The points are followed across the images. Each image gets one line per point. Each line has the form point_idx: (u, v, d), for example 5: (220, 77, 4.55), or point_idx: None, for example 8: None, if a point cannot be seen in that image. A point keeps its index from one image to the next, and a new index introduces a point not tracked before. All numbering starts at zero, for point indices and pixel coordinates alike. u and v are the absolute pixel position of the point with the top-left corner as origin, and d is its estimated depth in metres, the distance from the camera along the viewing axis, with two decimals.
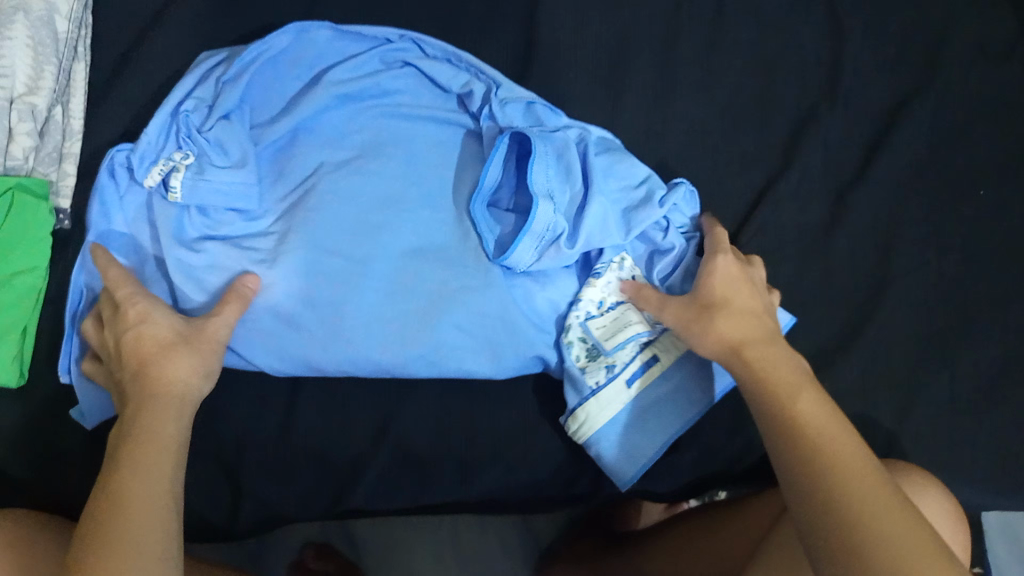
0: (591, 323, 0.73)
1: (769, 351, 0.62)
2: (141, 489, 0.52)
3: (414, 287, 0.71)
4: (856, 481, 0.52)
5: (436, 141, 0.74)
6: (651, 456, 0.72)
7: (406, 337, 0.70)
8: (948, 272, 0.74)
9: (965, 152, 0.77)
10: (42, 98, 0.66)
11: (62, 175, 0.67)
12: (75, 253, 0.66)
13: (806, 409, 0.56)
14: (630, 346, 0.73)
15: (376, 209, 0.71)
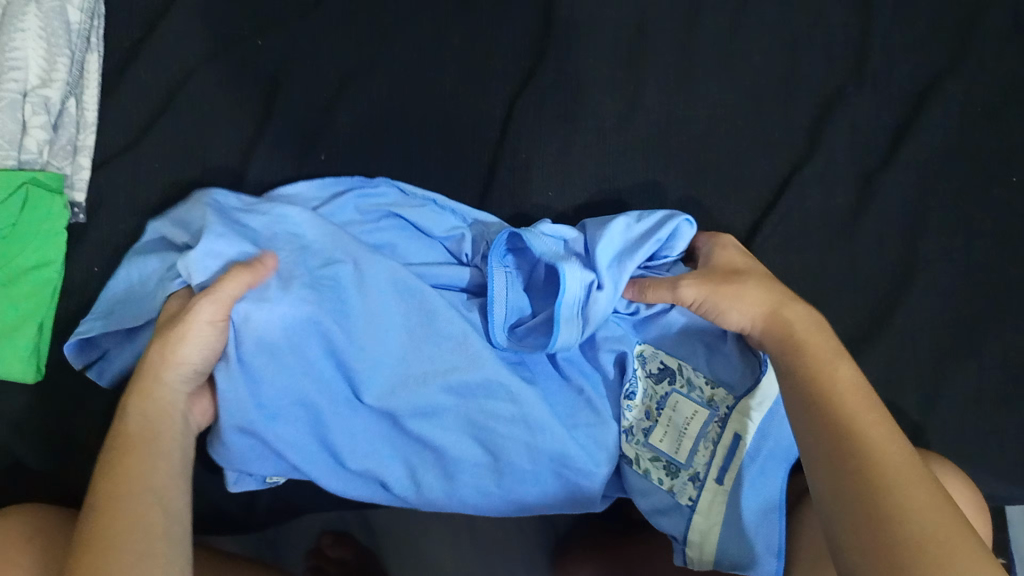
0: (654, 439, 0.64)
1: (814, 333, 0.57)
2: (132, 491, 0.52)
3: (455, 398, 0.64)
4: (882, 451, 0.49)
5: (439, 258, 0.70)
6: (779, 530, 0.61)
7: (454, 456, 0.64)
8: (969, 261, 0.76)
9: (996, 134, 0.78)
10: (55, 90, 0.67)
11: (77, 169, 0.69)
12: (91, 244, 0.68)
13: (841, 378, 0.53)
14: (703, 445, 0.63)
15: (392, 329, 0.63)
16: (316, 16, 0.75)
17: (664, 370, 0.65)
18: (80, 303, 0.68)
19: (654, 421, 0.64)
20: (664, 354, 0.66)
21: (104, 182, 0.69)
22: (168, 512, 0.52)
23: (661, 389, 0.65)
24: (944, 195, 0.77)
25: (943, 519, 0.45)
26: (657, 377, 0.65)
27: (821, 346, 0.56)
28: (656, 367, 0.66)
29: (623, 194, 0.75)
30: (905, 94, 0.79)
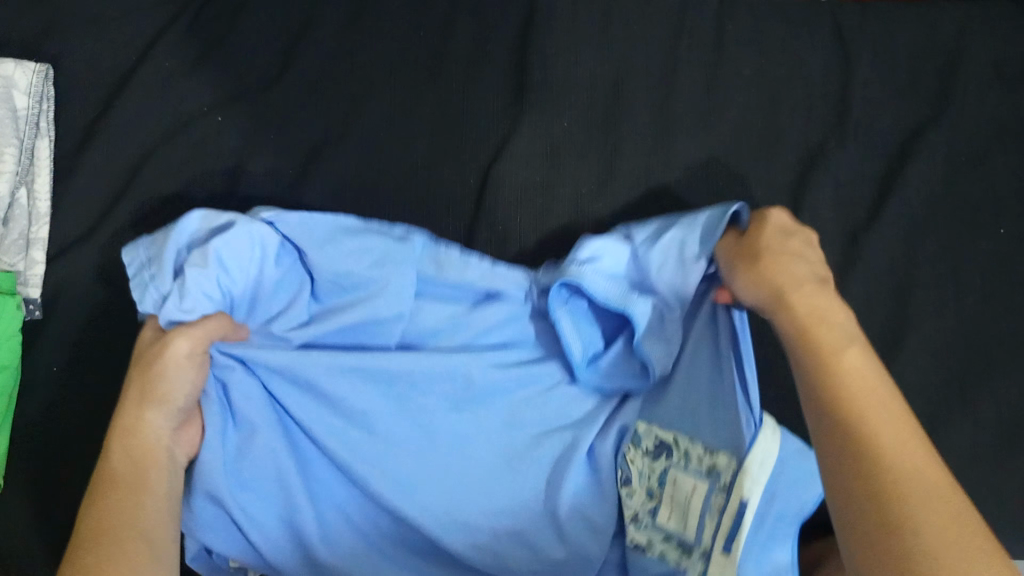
0: (660, 519, 0.60)
1: (835, 311, 0.53)
2: (120, 520, 0.51)
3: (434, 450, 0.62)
4: (900, 450, 0.43)
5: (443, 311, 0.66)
6: None
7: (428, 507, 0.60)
8: (961, 316, 0.74)
9: (981, 183, 0.77)
10: (4, 183, 0.63)
11: (30, 264, 0.64)
12: (50, 341, 0.65)
13: (850, 367, 0.48)
14: (708, 519, 0.57)
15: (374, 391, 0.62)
16: (281, 87, 0.71)
17: (660, 447, 0.61)
18: (37, 407, 0.63)
19: (657, 500, 0.60)
20: (656, 431, 0.62)
21: (61, 273, 0.65)
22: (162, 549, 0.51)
23: (657, 465, 0.61)
24: (933, 249, 0.75)
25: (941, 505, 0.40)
26: (651, 452, 0.61)
27: (831, 332, 0.51)
28: (650, 442, 0.61)
29: None
30: (888, 146, 0.77)
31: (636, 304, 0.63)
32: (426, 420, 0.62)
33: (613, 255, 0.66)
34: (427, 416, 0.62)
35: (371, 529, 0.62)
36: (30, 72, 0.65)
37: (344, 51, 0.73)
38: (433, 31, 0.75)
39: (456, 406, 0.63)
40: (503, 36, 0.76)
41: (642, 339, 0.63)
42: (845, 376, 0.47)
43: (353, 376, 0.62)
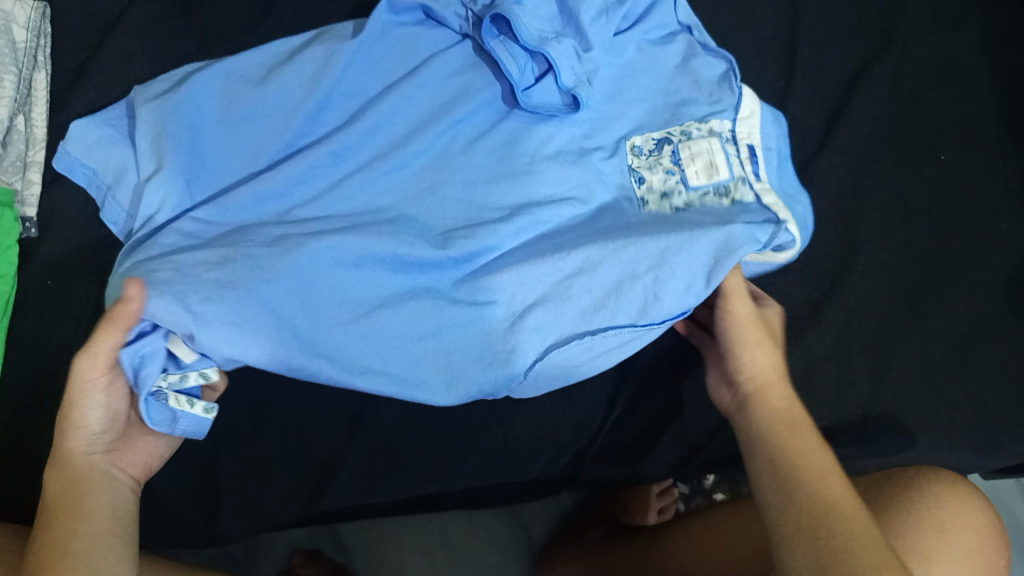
0: None
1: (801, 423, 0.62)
2: (79, 506, 0.57)
3: (396, 218, 0.71)
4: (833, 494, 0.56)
5: (402, 99, 0.74)
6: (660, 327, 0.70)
7: (390, 278, 0.68)
8: (909, 238, 0.79)
9: (923, 116, 0.82)
10: (4, 107, 0.67)
11: (27, 184, 0.69)
12: (45, 260, 0.69)
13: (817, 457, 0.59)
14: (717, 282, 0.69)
15: (341, 179, 0.71)
16: (263, 34, 0.77)
17: (661, 140, 0.76)
18: (34, 321, 0.67)
19: (665, 176, 0.75)
20: (663, 158, 0.75)
21: (57, 197, 0.70)
22: (106, 546, 0.57)
23: (670, 205, 0.74)
24: (881, 177, 0.80)
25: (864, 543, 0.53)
26: (662, 191, 0.74)
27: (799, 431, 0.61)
28: (650, 144, 0.76)
29: (573, 188, 0.74)
30: (835, 83, 0.83)
31: (553, 46, 0.73)
32: (389, 200, 0.72)
33: None
34: (395, 196, 0.72)
35: (344, 291, 0.67)
36: (29, 8, 0.71)
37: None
38: None
39: (418, 182, 0.72)
40: None
41: (564, 79, 0.73)
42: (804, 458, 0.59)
43: (332, 159, 0.71)
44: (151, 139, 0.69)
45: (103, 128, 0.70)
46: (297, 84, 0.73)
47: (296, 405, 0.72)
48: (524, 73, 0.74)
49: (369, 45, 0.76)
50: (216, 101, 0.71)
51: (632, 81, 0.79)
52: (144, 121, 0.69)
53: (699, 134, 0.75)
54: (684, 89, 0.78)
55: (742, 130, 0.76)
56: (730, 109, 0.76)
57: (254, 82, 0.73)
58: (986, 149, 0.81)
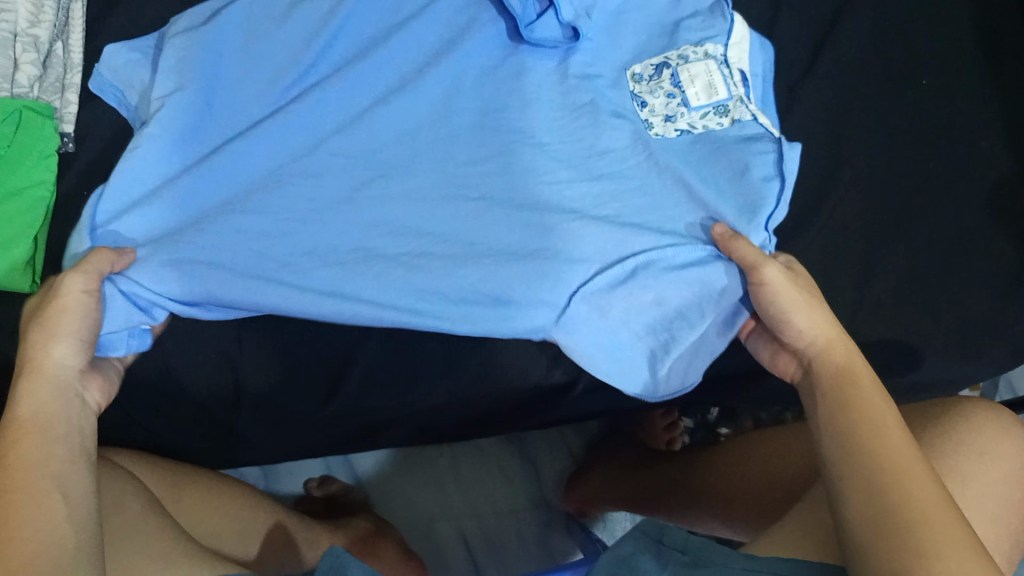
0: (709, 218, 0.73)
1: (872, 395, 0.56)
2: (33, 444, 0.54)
3: (395, 151, 0.74)
4: (914, 480, 0.50)
5: (410, 31, 0.76)
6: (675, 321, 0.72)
7: (394, 217, 0.72)
8: (890, 158, 0.83)
9: (906, 43, 0.86)
10: (43, 31, 0.73)
11: (65, 103, 0.73)
12: (80, 173, 0.74)
13: (893, 434, 0.53)
14: (753, 199, 0.72)
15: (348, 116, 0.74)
16: None
17: (658, 66, 0.78)
18: (69, 227, 0.72)
19: (667, 99, 0.77)
20: (663, 82, 0.77)
21: (91, 116, 0.75)
22: (75, 483, 0.54)
23: (675, 124, 0.76)
24: (865, 101, 0.84)
25: (939, 506, 0.49)
26: (666, 115, 0.77)
27: (870, 404, 0.55)
28: (648, 71, 0.78)
29: (576, 119, 0.76)
30: (822, 13, 0.87)
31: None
32: (395, 130, 0.74)
33: None
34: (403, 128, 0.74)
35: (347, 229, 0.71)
36: None
37: None
38: None
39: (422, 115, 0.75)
40: None
41: (565, 12, 0.75)
42: (880, 435, 0.53)
43: (337, 97, 0.74)
44: (175, 63, 0.73)
45: (132, 52, 0.75)
46: (307, 17, 0.76)
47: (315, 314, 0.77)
48: (526, 8, 0.76)
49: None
50: (231, 29, 0.75)
51: (628, 18, 0.81)
52: (172, 48, 0.74)
53: (694, 58, 0.77)
54: (678, 22, 0.80)
55: (733, 56, 0.78)
56: (721, 34, 0.78)
57: (271, 13, 0.76)
58: (965, 75, 0.85)
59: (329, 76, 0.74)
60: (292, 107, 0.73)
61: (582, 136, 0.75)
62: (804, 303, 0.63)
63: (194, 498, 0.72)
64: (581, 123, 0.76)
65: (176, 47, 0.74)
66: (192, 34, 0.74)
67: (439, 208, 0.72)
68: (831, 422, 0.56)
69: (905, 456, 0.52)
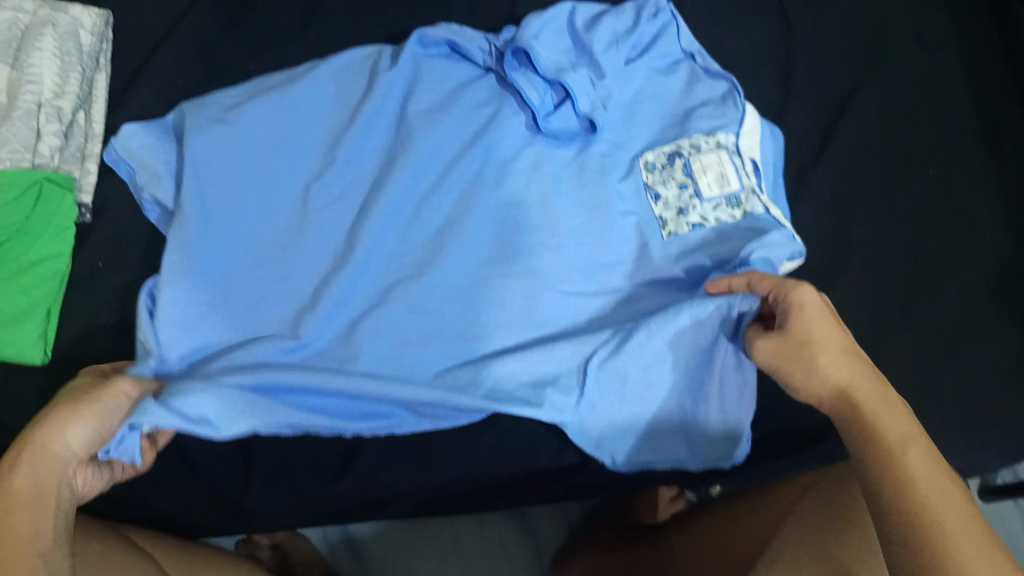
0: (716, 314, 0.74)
1: (889, 414, 0.53)
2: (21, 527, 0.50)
3: (413, 245, 0.75)
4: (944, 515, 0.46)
5: (428, 121, 0.78)
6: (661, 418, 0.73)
7: (411, 310, 0.72)
8: (897, 244, 0.84)
9: (909, 131, 0.88)
10: (68, 101, 0.73)
11: (85, 173, 0.74)
12: (96, 243, 0.73)
13: (916, 461, 0.49)
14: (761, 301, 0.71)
15: (367, 210, 0.74)
16: (301, 44, 0.83)
17: (671, 155, 0.80)
18: (81, 297, 0.72)
19: (676, 193, 0.78)
20: (675, 174, 0.79)
21: (109, 185, 0.75)
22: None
23: (687, 217, 0.77)
24: (871, 187, 0.86)
25: (968, 522, 0.46)
26: (679, 207, 0.78)
27: (889, 425, 0.52)
28: (661, 161, 0.80)
29: (588, 216, 0.78)
30: (829, 101, 0.89)
31: (570, 75, 0.78)
32: (410, 224, 0.76)
33: (555, 18, 0.83)
34: (417, 226, 0.76)
35: (363, 320, 0.71)
36: (94, 16, 0.78)
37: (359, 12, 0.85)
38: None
39: (435, 212, 0.76)
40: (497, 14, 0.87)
41: (581, 104, 0.78)
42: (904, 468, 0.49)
43: (358, 197, 0.76)
44: (197, 148, 0.74)
45: (150, 136, 0.74)
46: (327, 109, 0.78)
47: None
48: (544, 99, 0.79)
49: (403, 76, 0.80)
50: (252, 114, 0.76)
51: (641, 106, 0.83)
52: (193, 130, 0.74)
53: (707, 147, 0.79)
54: (690, 112, 0.83)
55: (745, 144, 0.79)
56: (733, 124, 0.80)
57: (293, 99, 0.77)
58: (968, 164, 0.87)
59: (357, 176, 0.77)
60: (314, 203, 0.75)
61: (597, 237, 0.77)
62: (793, 352, 0.58)
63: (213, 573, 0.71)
64: (594, 220, 0.78)
65: (194, 134, 0.74)
66: (214, 121, 0.75)
67: (452, 302, 0.73)
68: (853, 436, 0.53)
69: (932, 476, 0.48)
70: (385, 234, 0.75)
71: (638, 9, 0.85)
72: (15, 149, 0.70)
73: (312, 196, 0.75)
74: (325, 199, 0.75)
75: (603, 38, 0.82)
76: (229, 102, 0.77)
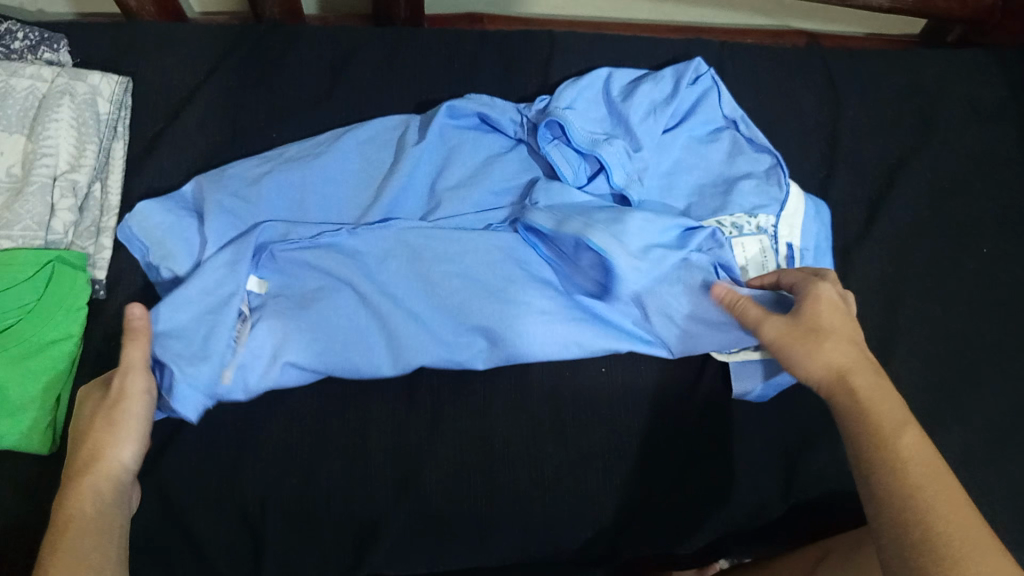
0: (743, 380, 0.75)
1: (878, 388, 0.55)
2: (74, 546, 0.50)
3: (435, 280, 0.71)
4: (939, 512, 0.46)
5: (457, 194, 0.75)
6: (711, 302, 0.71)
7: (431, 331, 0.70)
8: (953, 325, 0.79)
9: (962, 207, 0.84)
10: (83, 174, 0.72)
11: (99, 248, 0.72)
12: (110, 319, 0.71)
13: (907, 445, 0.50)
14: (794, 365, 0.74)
15: (387, 261, 0.71)
16: (327, 111, 0.80)
17: None
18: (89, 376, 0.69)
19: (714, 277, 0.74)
20: None
21: (125, 259, 0.73)
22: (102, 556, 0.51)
23: None
24: (923, 265, 0.81)
25: (966, 523, 0.46)
26: None
27: (888, 410, 0.53)
28: None
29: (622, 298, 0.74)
30: (877, 173, 0.85)
31: (605, 148, 0.74)
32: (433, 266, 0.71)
33: (590, 89, 0.81)
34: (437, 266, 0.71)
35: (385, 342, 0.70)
36: (113, 84, 0.77)
37: (389, 78, 0.83)
38: (464, 65, 0.84)
39: (455, 257, 0.71)
40: (530, 82, 0.85)
41: (615, 178, 0.74)
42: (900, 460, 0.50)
43: (381, 251, 0.72)
44: (213, 223, 0.70)
45: (165, 211, 0.71)
46: (351, 180, 0.76)
47: (344, 465, 0.72)
48: (577, 173, 0.76)
49: (432, 148, 0.77)
50: (273, 183, 0.73)
51: (680, 178, 0.79)
52: (210, 204, 0.71)
53: (748, 229, 0.75)
54: (733, 184, 0.78)
55: (785, 228, 0.76)
56: (775, 205, 0.76)
57: (320, 169, 0.75)
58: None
59: (377, 235, 0.72)
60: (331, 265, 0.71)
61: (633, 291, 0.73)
62: (801, 335, 0.59)
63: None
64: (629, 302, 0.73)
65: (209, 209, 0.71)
66: (236, 194, 0.73)
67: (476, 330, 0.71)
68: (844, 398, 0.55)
69: (921, 456, 0.50)
70: (405, 278, 0.71)
71: (678, 76, 0.82)
72: (26, 227, 0.68)
73: (328, 254, 0.71)
74: (341, 260, 0.71)
75: (641, 107, 0.79)
76: (251, 174, 0.75)
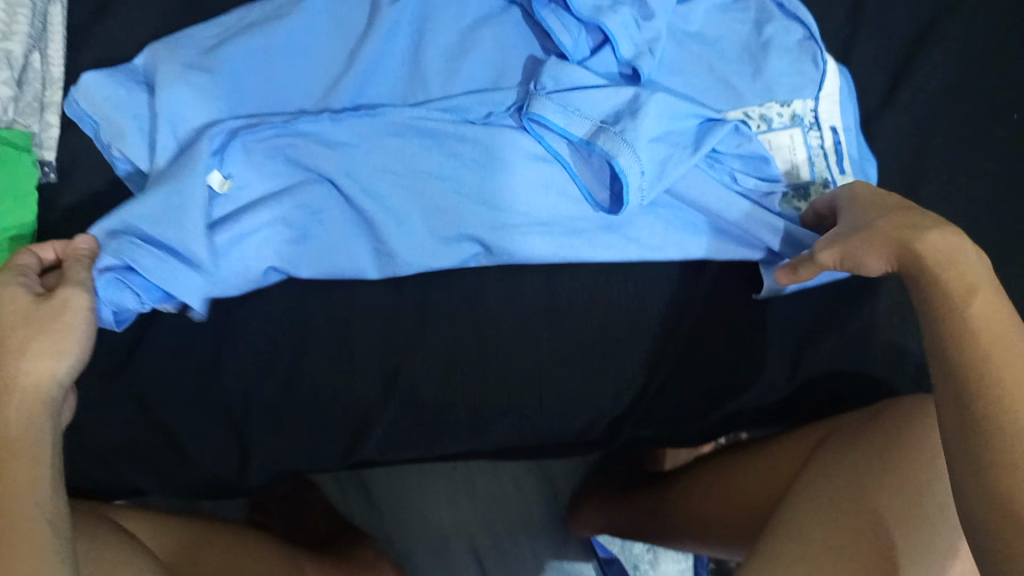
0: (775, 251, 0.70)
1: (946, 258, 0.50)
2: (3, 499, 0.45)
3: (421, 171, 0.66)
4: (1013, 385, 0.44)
5: (439, 66, 0.67)
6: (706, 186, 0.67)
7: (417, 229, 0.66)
8: (977, 203, 0.73)
9: (996, 70, 0.76)
10: (18, 43, 0.64)
11: (45, 126, 0.65)
12: (66, 204, 0.65)
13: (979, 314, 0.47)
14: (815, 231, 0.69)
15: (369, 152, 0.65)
16: None
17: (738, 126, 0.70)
18: None
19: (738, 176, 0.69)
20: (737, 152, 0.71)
21: (75, 139, 0.66)
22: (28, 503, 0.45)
23: None
24: (949, 137, 0.75)
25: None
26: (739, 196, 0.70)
27: (951, 276, 0.49)
28: None
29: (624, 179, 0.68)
30: (906, 33, 0.77)
31: (609, 16, 0.66)
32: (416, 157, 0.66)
33: None
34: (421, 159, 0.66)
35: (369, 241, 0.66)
36: None
37: None
38: None
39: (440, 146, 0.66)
40: None
41: (621, 51, 0.66)
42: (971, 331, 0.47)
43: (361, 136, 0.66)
44: (167, 103, 0.63)
45: (115, 86, 0.64)
46: (322, 51, 0.67)
47: (330, 356, 0.68)
48: (577, 42, 0.68)
49: (411, 11, 0.69)
50: (233, 56, 0.65)
51: (691, 47, 0.71)
52: (164, 81, 0.64)
53: (780, 122, 0.70)
54: (744, 59, 0.71)
55: (824, 111, 0.70)
56: (811, 85, 0.70)
57: (286, 41, 0.67)
58: None
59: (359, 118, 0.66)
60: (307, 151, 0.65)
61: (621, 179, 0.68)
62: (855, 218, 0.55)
63: (219, 554, 0.66)
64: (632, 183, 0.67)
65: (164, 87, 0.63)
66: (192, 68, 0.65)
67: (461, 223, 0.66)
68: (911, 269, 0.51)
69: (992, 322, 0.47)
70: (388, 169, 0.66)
71: None
72: None
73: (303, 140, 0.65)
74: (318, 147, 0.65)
75: None
76: (208, 44, 0.66)
